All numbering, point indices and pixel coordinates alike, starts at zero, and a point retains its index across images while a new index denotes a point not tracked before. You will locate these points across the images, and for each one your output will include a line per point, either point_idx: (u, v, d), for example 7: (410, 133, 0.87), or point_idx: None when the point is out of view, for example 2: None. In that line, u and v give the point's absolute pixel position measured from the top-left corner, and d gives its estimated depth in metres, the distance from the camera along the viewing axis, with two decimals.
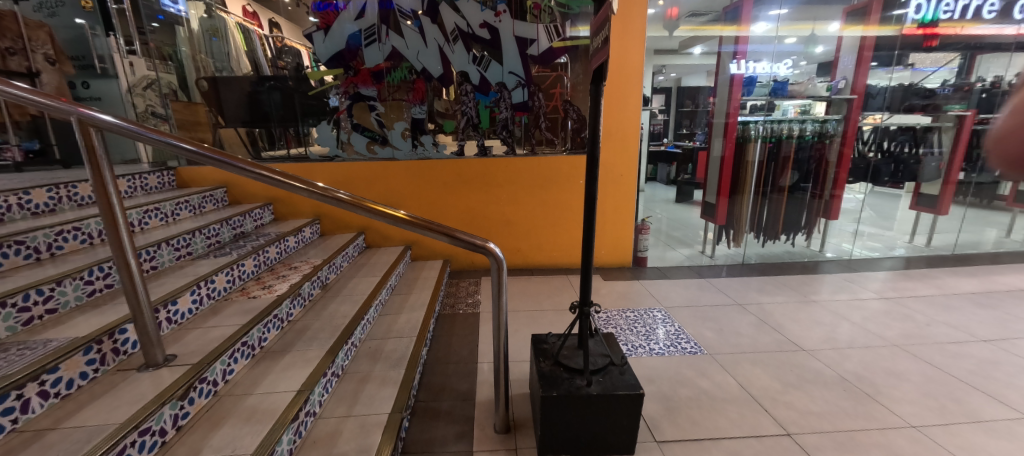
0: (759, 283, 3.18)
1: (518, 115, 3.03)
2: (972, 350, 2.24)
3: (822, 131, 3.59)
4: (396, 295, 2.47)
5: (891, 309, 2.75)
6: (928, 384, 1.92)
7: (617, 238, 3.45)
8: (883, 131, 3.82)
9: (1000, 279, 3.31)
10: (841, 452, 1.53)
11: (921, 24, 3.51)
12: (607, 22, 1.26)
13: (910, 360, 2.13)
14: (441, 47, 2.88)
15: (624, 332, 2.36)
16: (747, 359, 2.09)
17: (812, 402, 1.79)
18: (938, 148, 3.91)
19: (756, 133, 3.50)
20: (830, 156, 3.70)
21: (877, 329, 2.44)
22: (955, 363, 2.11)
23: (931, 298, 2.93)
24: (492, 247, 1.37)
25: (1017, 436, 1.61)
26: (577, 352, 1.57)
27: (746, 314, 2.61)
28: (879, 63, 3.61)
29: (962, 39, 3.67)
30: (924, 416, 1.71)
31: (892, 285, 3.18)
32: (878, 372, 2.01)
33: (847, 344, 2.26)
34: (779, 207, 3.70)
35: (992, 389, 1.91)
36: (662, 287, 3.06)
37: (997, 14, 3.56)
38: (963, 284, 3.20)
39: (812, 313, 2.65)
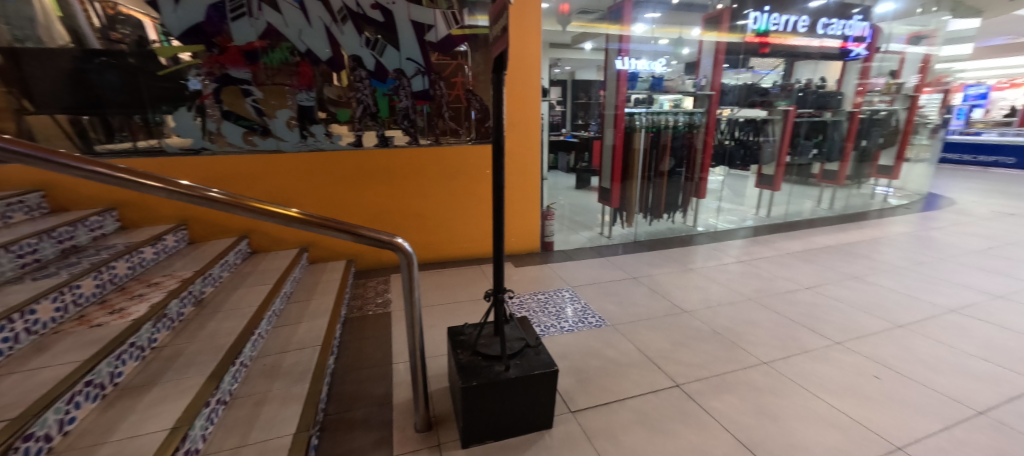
0: (648, 257, 3.57)
1: (420, 104, 2.92)
2: (801, 296, 2.82)
3: (690, 122, 4.13)
4: (294, 303, 2.22)
5: (745, 269, 3.32)
6: (774, 328, 2.37)
7: (526, 225, 3.56)
8: (733, 123, 4.56)
9: (816, 239, 4.22)
10: (716, 393, 1.80)
11: (757, 34, 4.25)
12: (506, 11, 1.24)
13: (762, 310, 2.60)
14: (327, 27, 2.62)
15: (537, 313, 2.46)
16: (643, 326, 2.33)
17: (695, 355, 2.07)
18: (771, 137, 4.74)
19: (640, 124, 3.88)
20: (697, 144, 4.25)
21: (738, 287, 2.93)
22: (791, 308, 2.63)
23: (772, 258, 3.61)
24: (401, 242, 1.29)
25: (833, 359, 2.07)
26: (494, 339, 1.58)
27: (640, 286, 2.92)
28: (730, 65, 4.26)
29: (786, 48, 4.50)
30: (772, 354, 2.11)
31: (746, 250, 3.84)
32: (741, 323, 2.41)
33: (717, 302, 2.68)
34: (661, 190, 4.18)
35: (814, 324, 2.43)
36: (568, 268, 3.25)
37: (808, 29, 4.45)
38: (792, 245, 4.01)
39: (691, 279, 3.07)
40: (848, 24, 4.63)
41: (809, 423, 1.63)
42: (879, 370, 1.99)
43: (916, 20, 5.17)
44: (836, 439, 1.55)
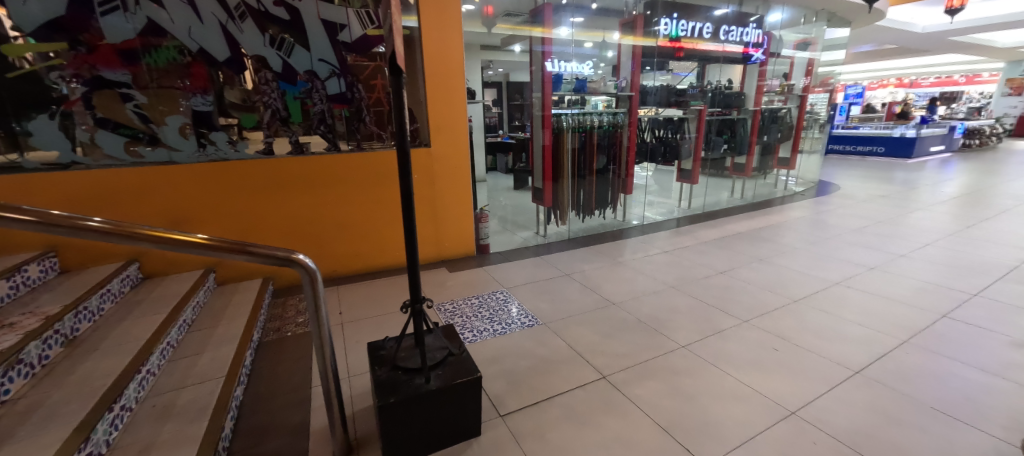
0: (581, 254, 3.69)
1: (337, 108, 2.77)
2: (716, 281, 3.08)
3: (614, 122, 4.34)
4: (196, 331, 2.00)
5: (669, 260, 3.54)
6: (692, 312, 2.56)
7: (460, 229, 3.52)
8: (655, 121, 4.86)
9: (730, 227, 4.62)
10: (639, 380, 1.90)
11: (670, 39, 4.57)
12: (388, 12, 1.13)
13: (681, 297, 2.79)
14: (223, 25, 2.39)
15: (470, 318, 2.45)
16: (573, 322, 2.40)
17: (621, 345, 2.17)
18: (688, 133, 5.13)
19: (567, 124, 4.01)
20: (624, 142, 4.44)
21: (662, 277, 3.13)
22: (708, 293, 2.86)
23: (692, 247, 3.90)
24: (303, 258, 1.21)
25: (740, 337, 2.27)
26: (414, 351, 1.53)
27: (572, 282, 3.01)
28: (652, 68, 4.60)
29: (699, 53, 4.96)
30: (690, 337, 2.27)
31: (670, 241, 4.10)
32: (664, 311, 2.57)
33: (643, 292, 2.83)
34: (591, 188, 4.37)
35: (727, 306, 2.65)
36: (503, 270, 3.26)
37: (712, 35, 4.87)
38: (710, 234, 4.35)
39: (620, 272, 3.22)
40: (746, 31, 5.11)
41: (720, 399, 1.78)
42: (778, 343, 2.22)
43: (799, 28, 5.87)
44: (742, 411, 1.71)
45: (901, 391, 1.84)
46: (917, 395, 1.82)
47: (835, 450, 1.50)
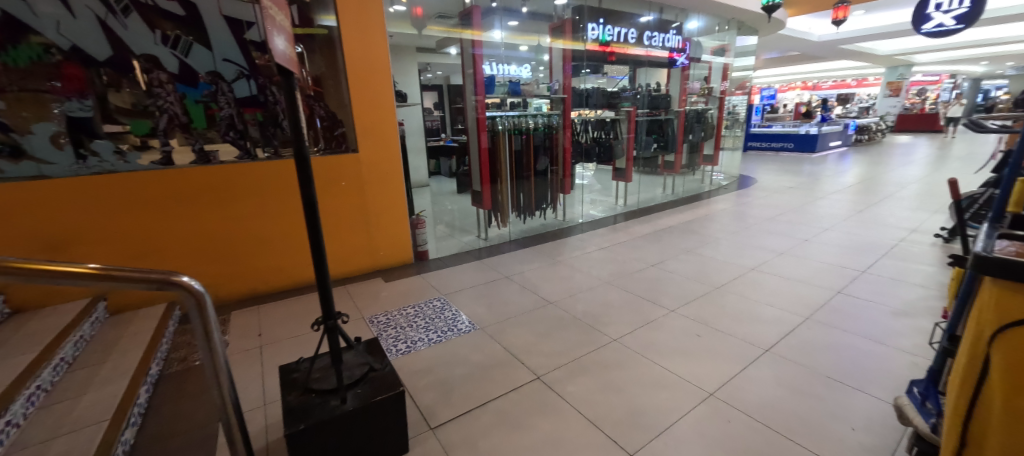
0: (522, 255, 3.73)
1: (249, 112, 2.58)
2: (649, 274, 3.31)
3: (549, 124, 4.47)
4: (78, 369, 1.76)
5: (605, 256, 3.68)
6: (625, 305, 2.77)
7: (395, 236, 3.41)
8: (586, 122, 5.08)
9: (662, 221, 4.89)
10: (572, 377, 1.97)
11: (599, 43, 4.80)
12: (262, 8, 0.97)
13: (615, 292, 2.96)
14: (101, 19, 2.13)
15: (404, 328, 2.39)
16: (511, 324, 2.43)
17: (556, 344, 2.25)
18: (619, 135, 5.32)
19: (503, 127, 4.05)
20: (559, 144, 4.57)
21: (599, 273, 3.29)
22: (641, 285, 3.09)
23: (628, 243, 4.07)
24: (190, 280, 1.06)
25: (669, 327, 2.49)
26: (330, 371, 1.44)
27: (511, 283, 3.05)
28: (588, 71, 4.88)
29: (630, 57, 5.26)
30: (622, 330, 2.46)
31: (608, 238, 4.23)
32: (598, 307, 2.70)
33: (580, 290, 2.96)
34: (530, 190, 4.44)
35: (656, 297, 2.89)
36: (442, 276, 3.21)
37: (637, 39, 5.16)
38: (643, 228, 4.59)
39: (558, 271, 3.32)
40: (667, 37, 5.46)
41: (650, 388, 1.95)
42: (701, 329, 2.48)
43: (715, 36, 6.33)
44: (667, 398, 1.88)
45: (804, 365, 2.15)
46: (820, 368, 2.13)
47: (746, 425, 1.72)
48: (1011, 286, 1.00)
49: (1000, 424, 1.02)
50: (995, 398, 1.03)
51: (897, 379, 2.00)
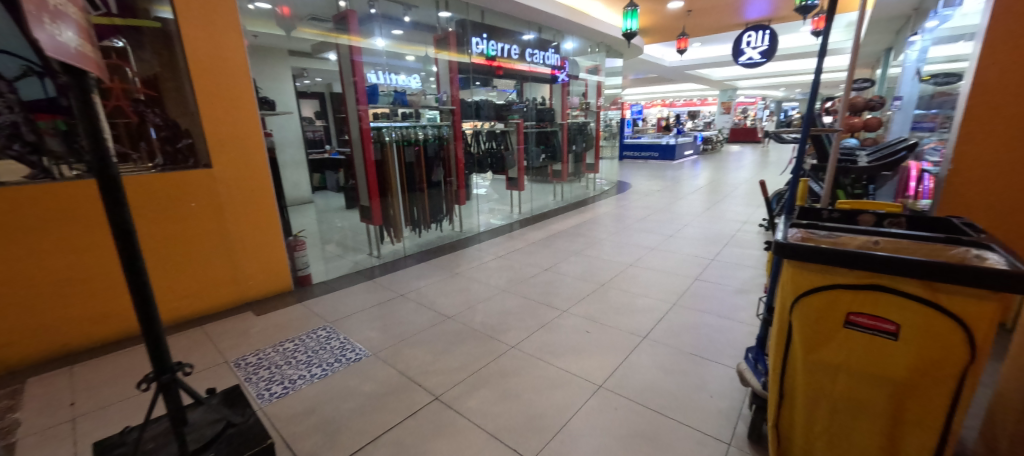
0: (418, 270, 3.66)
1: (44, 119, 2.21)
2: (542, 277, 3.47)
3: (439, 135, 4.46)
4: None
5: (502, 264, 3.81)
6: (519, 311, 2.90)
7: (267, 262, 3.06)
8: (478, 134, 5.14)
9: (554, 226, 5.23)
10: (469, 392, 2.07)
11: (485, 57, 4.91)
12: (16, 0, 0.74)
13: (512, 299, 3.10)
14: None
15: (282, 366, 2.24)
16: (406, 345, 2.45)
17: (454, 360, 2.33)
18: (511, 146, 5.51)
19: (390, 137, 3.94)
20: (450, 154, 4.59)
21: (496, 281, 3.41)
22: (534, 289, 3.25)
23: (523, 249, 4.25)
24: None
25: (561, 327, 2.70)
26: (168, 437, 1.21)
27: (407, 302, 3.02)
28: (480, 84, 5.16)
29: (517, 73, 5.49)
30: (518, 336, 2.60)
31: (504, 246, 4.35)
32: (495, 316, 2.83)
33: (477, 300, 3.05)
34: (424, 203, 4.31)
35: (549, 299, 3.08)
36: (329, 302, 3.01)
37: (520, 56, 5.41)
38: (538, 234, 4.84)
39: (455, 283, 3.36)
40: (547, 55, 5.83)
41: (548, 389, 2.12)
42: (590, 326, 2.71)
43: (589, 56, 7.02)
44: (562, 397, 2.06)
45: (672, 345, 2.49)
46: (683, 346, 2.48)
47: (629, 410, 1.98)
48: (803, 267, 1.35)
49: (803, 370, 1.42)
50: (799, 353, 1.42)
51: (737, 346, 2.45)
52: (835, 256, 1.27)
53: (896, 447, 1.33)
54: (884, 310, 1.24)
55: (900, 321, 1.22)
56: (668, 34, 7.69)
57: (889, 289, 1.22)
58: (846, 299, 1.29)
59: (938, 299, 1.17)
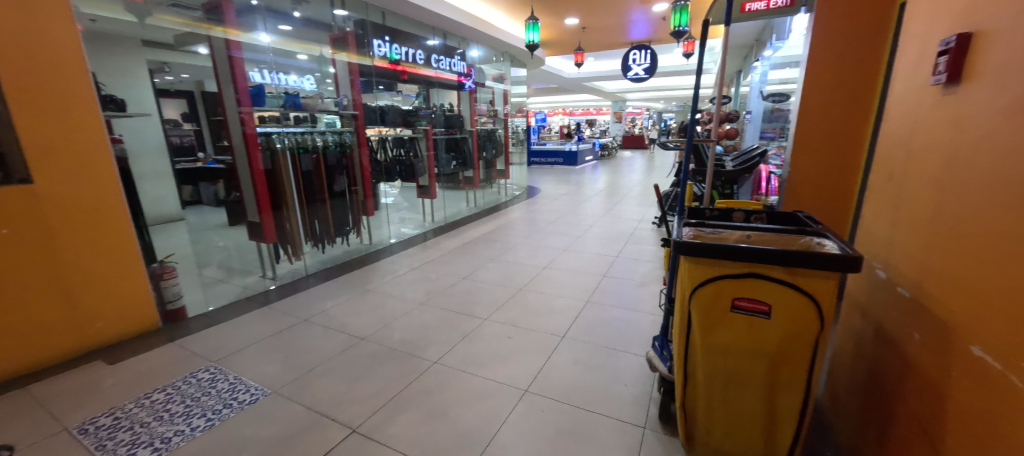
0: (323, 291, 3.35)
1: None
2: (461, 286, 3.41)
3: (341, 142, 4.14)
4: None
5: (417, 276, 3.66)
6: (440, 324, 2.81)
7: (126, 297, 2.55)
8: (383, 140, 4.98)
9: (469, 233, 5.20)
10: (391, 418, 1.93)
11: (388, 61, 4.66)
12: None
13: (431, 312, 2.98)
14: None
15: (152, 423, 1.88)
16: (314, 376, 2.22)
17: (371, 385, 2.16)
18: (421, 153, 5.30)
19: (282, 145, 3.52)
20: (354, 162, 4.27)
21: (412, 295, 3.26)
22: (453, 300, 3.17)
23: (439, 258, 4.13)
24: None
25: (483, 335, 2.66)
26: None
27: (313, 328, 2.75)
28: (383, 87, 4.93)
29: (421, 77, 5.33)
30: (440, 350, 2.50)
31: (418, 257, 4.19)
32: (414, 332, 2.70)
33: (393, 317, 2.89)
34: (326, 214, 3.96)
35: (469, 309, 3.03)
36: (214, 339, 2.60)
37: (425, 61, 5.26)
38: (453, 242, 4.76)
39: (367, 302, 3.14)
40: (453, 62, 5.77)
41: (473, 401, 2.07)
42: (512, 331, 2.72)
43: (494, 65, 7.15)
44: (490, 407, 2.03)
45: (589, 341, 2.61)
46: (598, 340, 2.63)
47: (555, 410, 2.02)
48: (697, 262, 1.50)
49: (702, 353, 1.58)
50: (698, 337, 1.57)
51: (644, 335, 2.67)
52: (722, 250, 1.42)
53: (774, 409, 1.55)
54: (760, 293, 1.43)
55: (772, 301, 1.42)
56: (565, 47, 8.20)
57: (763, 275, 1.42)
58: (730, 287, 1.46)
59: (797, 279, 1.39)
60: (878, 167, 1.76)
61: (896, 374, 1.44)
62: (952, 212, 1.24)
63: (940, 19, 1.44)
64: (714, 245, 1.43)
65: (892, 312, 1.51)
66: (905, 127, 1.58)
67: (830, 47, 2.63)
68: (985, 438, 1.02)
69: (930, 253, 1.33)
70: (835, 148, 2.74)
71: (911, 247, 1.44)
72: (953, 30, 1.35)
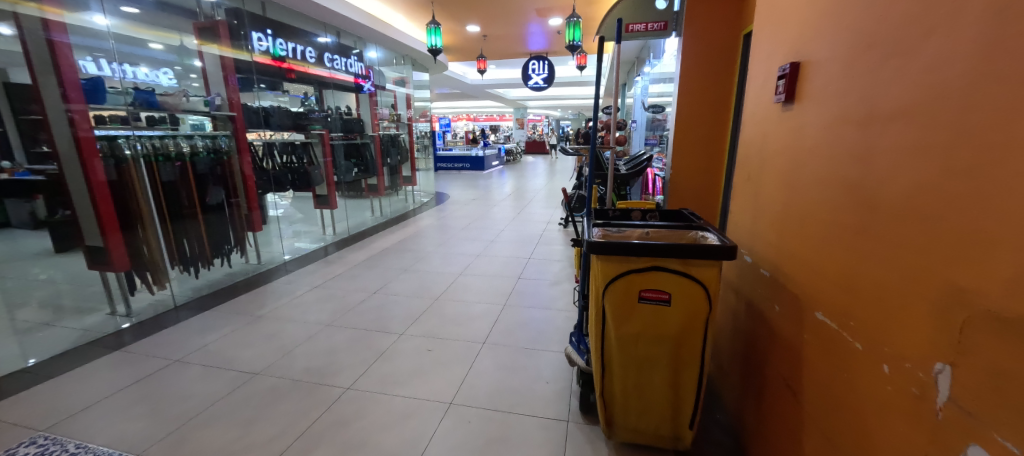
0: (200, 324, 2.85)
1: None
2: (371, 302, 3.17)
3: (214, 147, 3.56)
4: None
5: (319, 295, 3.31)
6: (349, 345, 2.57)
7: None
8: (268, 146, 4.34)
9: (376, 244, 4.88)
10: None
11: (271, 57, 4.21)
12: None
13: (339, 333, 2.71)
14: None
15: None
16: (193, 428, 1.87)
17: (270, 427, 1.89)
18: (316, 160, 4.91)
19: (133, 152, 2.91)
20: (232, 169, 3.73)
21: (315, 316, 2.93)
22: (364, 317, 2.92)
23: (344, 273, 3.80)
24: None
25: (400, 352, 2.50)
26: None
27: (188, 369, 2.32)
28: (266, 86, 4.32)
29: (312, 77, 4.89)
30: (352, 374, 2.28)
31: (319, 274, 3.80)
32: (320, 357, 2.43)
33: (293, 344, 2.56)
34: (198, 232, 3.37)
35: (383, 325, 2.82)
36: (43, 401, 2.04)
37: (317, 59, 4.87)
38: (359, 254, 4.42)
39: (258, 330, 2.74)
40: (349, 62, 5.43)
41: (393, 425, 1.92)
42: (431, 343, 2.61)
43: (395, 68, 6.86)
44: (414, 427, 1.91)
45: (509, 344, 2.62)
46: (518, 342, 2.65)
47: (482, 418, 1.98)
48: (607, 259, 1.59)
49: (616, 343, 1.69)
50: (612, 329, 1.67)
51: (561, 332, 2.78)
52: (627, 247, 1.54)
53: (678, 388, 1.71)
54: (661, 283, 1.57)
55: (671, 290, 1.57)
56: (468, 54, 8.24)
57: (662, 267, 1.56)
58: (637, 281, 1.58)
59: (690, 269, 1.55)
60: (740, 169, 2.08)
61: (765, 342, 1.69)
62: (795, 205, 1.51)
63: (777, 49, 1.74)
64: (622, 244, 1.53)
65: (758, 290, 1.78)
66: (758, 136, 1.88)
67: (699, 66, 3.04)
68: (831, 387, 1.25)
69: (782, 239, 1.59)
70: (706, 153, 3.17)
71: (768, 235, 1.71)
72: (786, 58, 1.64)
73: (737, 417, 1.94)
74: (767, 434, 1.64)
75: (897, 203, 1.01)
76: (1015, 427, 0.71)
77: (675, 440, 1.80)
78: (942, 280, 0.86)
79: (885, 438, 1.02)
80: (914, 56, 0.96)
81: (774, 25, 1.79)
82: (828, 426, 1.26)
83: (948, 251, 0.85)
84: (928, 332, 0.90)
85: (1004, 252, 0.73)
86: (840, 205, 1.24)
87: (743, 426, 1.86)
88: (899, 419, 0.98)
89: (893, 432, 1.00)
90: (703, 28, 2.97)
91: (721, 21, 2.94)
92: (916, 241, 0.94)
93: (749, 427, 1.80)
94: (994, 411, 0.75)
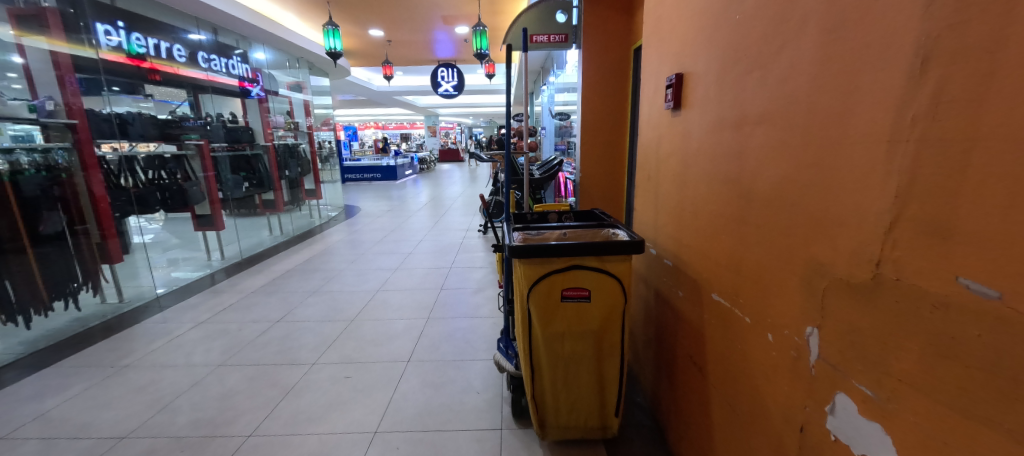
0: (38, 386, 2.26)
1: None
2: (273, 333, 2.81)
3: (48, 163, 2.88)
4: None
5: (207, 331, 2.85)
6: (249, 385, 2.23)
7: None
8: (131, 160, 3.66)
9: (277, 266, 4.36)
10: None
11: (128, 54, 3.63)
12: None
13: (234, 372, 2.35)
14: None
15: None
16: None
17: None
18: (194, 174, 4.25)
19: None
20: (75, 190, 3.05)
21: (202, 357, 2.50)
22: (265, 351, 2.57)
23: (237, 304, 3.32)
24: None
25: (312, 384, 2.24)
26: None
27: (21, 446, 1.81)
28: (121, 89, 3.70)
29: (183, 78, 4.29)
30: (255, 418, 1.98)
31: (205, 307, 3.27)
32: (211, 404, 2.08)
33: (174, 394, 2.16)
34: (30, 269, 2.70)
35: (290, 357, 2.51)
36: None
37: (188, 59, 4.25)
38: (258, 280, 3.90)
39: (123, 383, 2.26)
40: (232, 63, 4.85)
41: None
42: (348, 370, 2.39)
43: (288, 71, 6.25)
44: None
45: (434, 359, 2.51)
46: (444, 355, 2.55)
47: (412, 443, 1.85)
48: (529, 262, 1.59)
49: (543, 344, 1.69)
50: (538, 330, 1.68)
51: (488, 340, 2.73)
52: (548, 248, 1.55)
53: (603, 379, 1.77)
54: (580, 281, 1.61)
55: (590, 287, 1.62)
56: (371, 59, 7.85)
57: (581, 265, 1.60)
58: (559, 281, 1.60)
59: (605, 265, 1.61)
60: (641, 170, 2.23)
61: (673, 326, 1.83)
62: (688, 200, 1.66)
63: (663, 60, 1.91)
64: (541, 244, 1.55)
65: (664, 279, 1.93)
66: (653, 139, 2.04)
67: (599, 75, 3.24)
68: (729, 359, 1.38)
69: (680, 231, 1.74)
70: (611, 156, 3.38)
71: (669, 228, 1.86)
72: (672, 69, 1.81)
73: (654, 398, 2.07)
74: (681, 410, 1.77)
75: (766, 196, 1.15)
76: (868, 373, 0.84)
77: (603, 430, 1.86)
78: (807, 257, 0.99)
79: (775, 398, 1.15)
80: (771, 68, 1.11)
81: (659, 38, 1.96)
82: (730, 395, 1.39)
83: (806, 233, 0.99)
84: (800, 302, 1.03)
85: (850, 230, 0.86)
86: (723, 198, 1.38)
87: (660, 406, 1.99)
88: (784, 379, 1.10)
89: (780, 392, 1.12)
90: (599, 41, 3.18)
91: (615, 35, 3.18)
92: (785, 226, 1.07)
93: (665, 405, 1.94)
94: (852, 363, 0.88)
